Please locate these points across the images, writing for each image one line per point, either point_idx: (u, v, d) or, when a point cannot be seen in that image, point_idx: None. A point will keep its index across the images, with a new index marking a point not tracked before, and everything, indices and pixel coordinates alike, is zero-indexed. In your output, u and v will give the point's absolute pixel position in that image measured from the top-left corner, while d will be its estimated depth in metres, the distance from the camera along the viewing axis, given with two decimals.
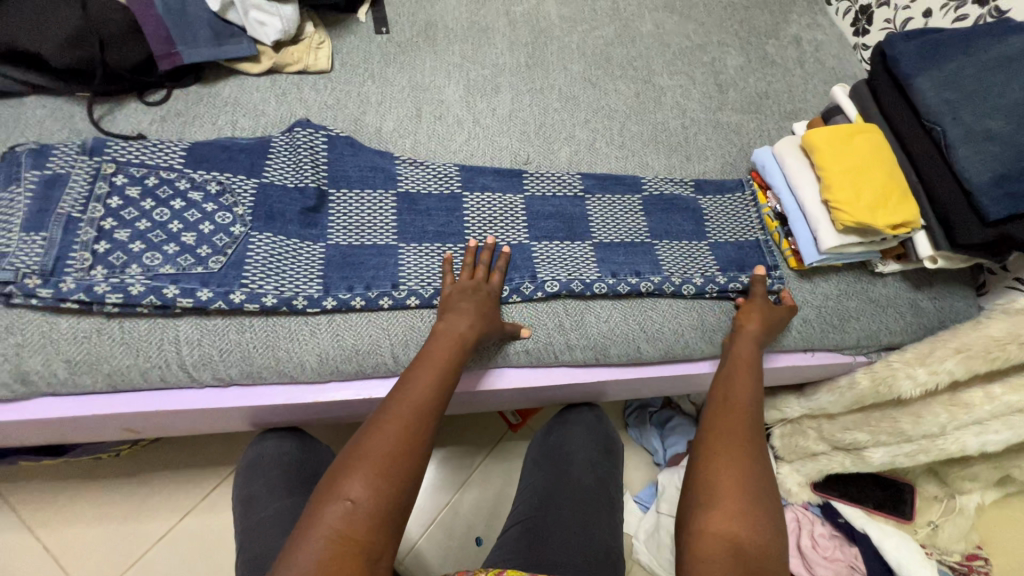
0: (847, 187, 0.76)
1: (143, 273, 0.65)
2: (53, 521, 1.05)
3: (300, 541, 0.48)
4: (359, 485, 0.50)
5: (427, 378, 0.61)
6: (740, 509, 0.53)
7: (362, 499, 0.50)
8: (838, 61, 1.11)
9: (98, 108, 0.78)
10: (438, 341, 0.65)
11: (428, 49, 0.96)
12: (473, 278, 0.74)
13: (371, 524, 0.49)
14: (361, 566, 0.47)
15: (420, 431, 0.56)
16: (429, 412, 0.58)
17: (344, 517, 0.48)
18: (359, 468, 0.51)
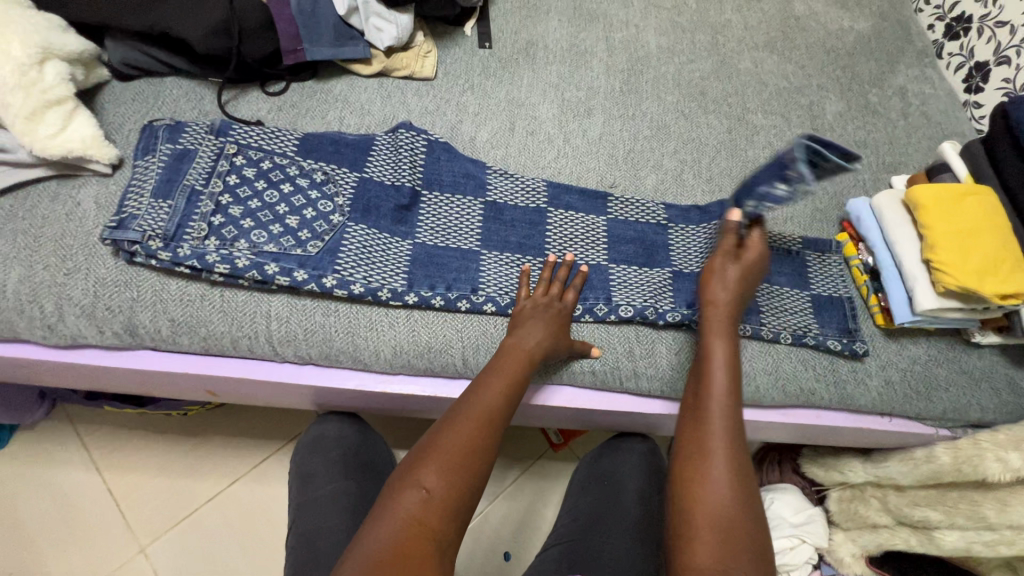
0: (954, 249, 0.72)
1: (250, 249, 0.70)
2: (120, 466, 1.13)
3: (376, 521, 0.50)
4: (434, 476, 0.52)
5: (498, 384, 0.62)
6: (717, 541, 0.52)
7: (436, 490, 0.52)
8: (946, 116, 1.07)
9: (225, 94, 0.85)
10: (509, 350, 0.67)
11: (528, 66, 0.99)
12: (547, 294, 0.74)
13: (443, 515, 0.51)
14: (433, 555, 0.49)
15: (491, 432, 0.58)
16: (500, 416, 0.60)
17: (420, 504, 0.51)
18: (434, 460, 0.53)
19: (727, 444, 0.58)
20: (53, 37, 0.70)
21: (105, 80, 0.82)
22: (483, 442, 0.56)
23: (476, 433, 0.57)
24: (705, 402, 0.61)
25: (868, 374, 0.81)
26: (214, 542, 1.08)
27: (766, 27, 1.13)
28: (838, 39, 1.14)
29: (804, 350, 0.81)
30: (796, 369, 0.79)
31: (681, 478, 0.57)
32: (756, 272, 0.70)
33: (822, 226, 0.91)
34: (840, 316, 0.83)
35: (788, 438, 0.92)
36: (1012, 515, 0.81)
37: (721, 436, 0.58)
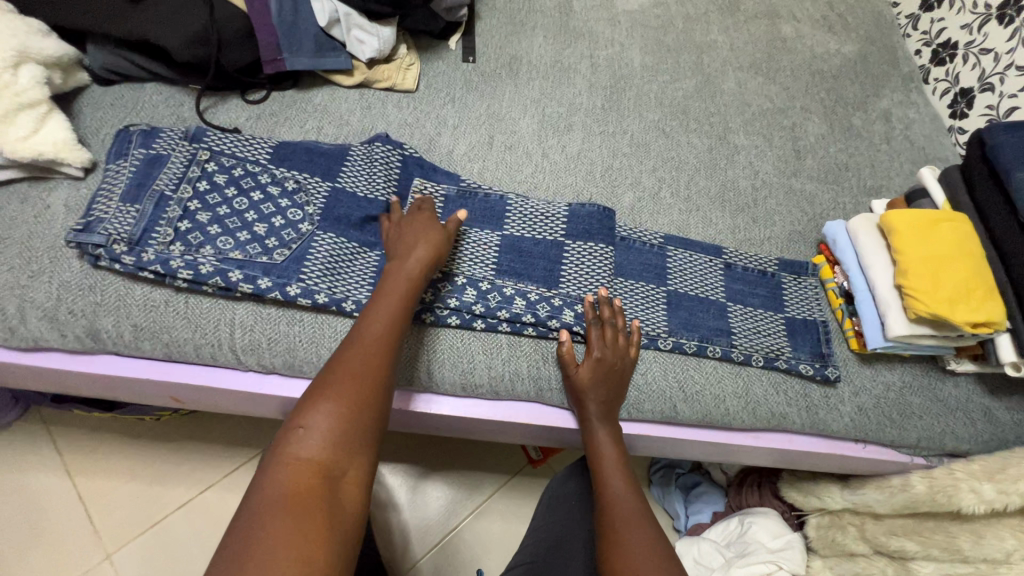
0: (926, 276, 0.71)
1: (215, 255, 0.69)
2: (90, 471, 1.12)
3: (270, 472, 0.49)
4: (318, 413, 0.53)
5: (380, 314, 0.63)
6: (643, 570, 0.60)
7: (319, 424, 0.52)
8: (929, 141, 1.07)
9: (204, 101, 0.86)
10: (390, 280, 0.67)
11: (510, 81, 0.99)
12: (411, 203, 0.73)
13: (331, 445, 0.51)
14: (326, 483, 0.49)
15: (375, 358, 0.59)
16: (379, 342, 0.61)
17: (302, 440, 0.51)
18: (323, 397, 0.54)
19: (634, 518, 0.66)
20: (30, 42, 0.71)
21: (85, 84, 0.83)
22: (370, 366, 0.58)
23: (364, 369, 0.58)
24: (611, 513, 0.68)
25: (841, 400, 0.79)
26: (180, 551, 1.07)
27: (751, 48, 1.13)
28: (823, 62, 1.14)
29: (775, 373, 0.79)
30: (768, 393, 0.78)
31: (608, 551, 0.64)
32: (613, 364, 0.72)
33: (799, 248, 0.91)
34: (813, 340, 0.82)
35: (762, 462, 0.90)
36: (987, 548, 0.81)
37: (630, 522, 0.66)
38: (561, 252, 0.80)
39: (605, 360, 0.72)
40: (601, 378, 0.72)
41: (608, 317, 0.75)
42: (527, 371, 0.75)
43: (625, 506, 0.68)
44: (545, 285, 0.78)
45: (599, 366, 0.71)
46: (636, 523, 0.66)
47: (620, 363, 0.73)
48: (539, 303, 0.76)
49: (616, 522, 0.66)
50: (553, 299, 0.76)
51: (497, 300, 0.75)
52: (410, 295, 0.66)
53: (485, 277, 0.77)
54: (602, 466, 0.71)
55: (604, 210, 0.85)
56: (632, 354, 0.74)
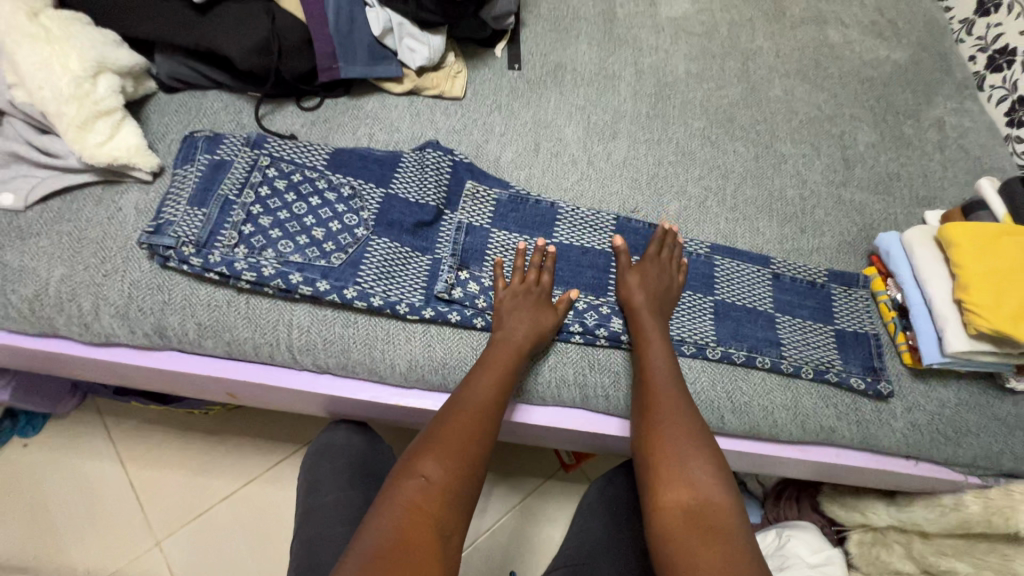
0: (988, 291, 0.69)
1: (276, 258, 0.72)
2: (142, 460, 1.16)
3: (382, 512, 0.54)
4: (431, 466, 0.57)
5: (488, 379, 0.66)
6: (683, 476, 0.60)
7: (434, 477, 0.56)
8: (984, 151, 1.04)
9: (262, 108, 0.89)
10: (498, 346, 0.70)
11: (555, 89, 1.00)
12: (524, 283, 0.76)
13: (441, 500, 0.55)
14: (435, 539, 0.53)
15: (485, 421, 0.63)
16: (490, 409, 0.64)
17: (419, 490, 0.55)
18: (434, 451, 0.58)
19: (677, 415, 0.65)
20: (108, 52, 0.75)
21: (152, 91, 0.86)
22: (476, 426, 0.62)
23: (473, 429, 0.62)
24: (654, 406, 0.67)
25: (893, 415, 0.78)
26: (225, 541, 1.11)
27: (798, 55, 1.12)
28: (873, 69, 1.12)
29: (824, 386, 0.79)
30: (817, 406, 0.77)
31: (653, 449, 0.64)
32: (657, 281, 0.78)
33: (849, 259, 0.89)
34: (865, 355, 0.81)
35: (806, 475, 0.89)
36: None
37: (674, 418, 0.65)
38: (609, 261, 0.82)
39: (659, 268, 0.79)
40: (650, 289, 0.77)
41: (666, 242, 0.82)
42: (573, 377, 0.76)
43: (669, 393, 0.68)
44: (593, 291, 0.80)
45: (648, 275, 0.78)
46: (677, 416, 0.65)
47: (662, 280, 0.78)
48: (587, 311, 0.77)
49: (662, 415, 0.66)
50: (601, 307, 0.78)
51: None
52: (515, 368, 0.69)
53: None
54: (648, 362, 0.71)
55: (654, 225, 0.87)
56: (682, 277, 0.81)
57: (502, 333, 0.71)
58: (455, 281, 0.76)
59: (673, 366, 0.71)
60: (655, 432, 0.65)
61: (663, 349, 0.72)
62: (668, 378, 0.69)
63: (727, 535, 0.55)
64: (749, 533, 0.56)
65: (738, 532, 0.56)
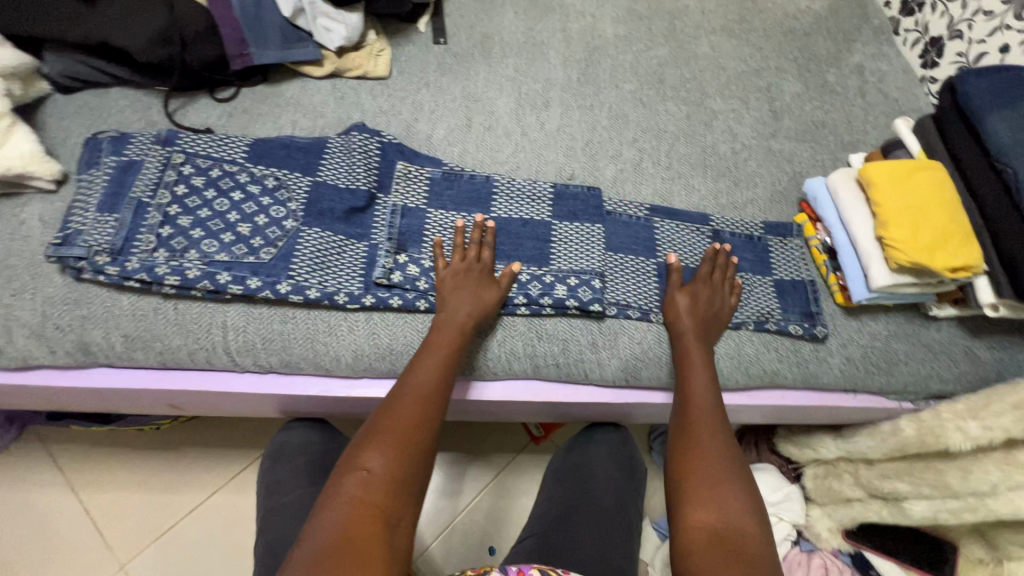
0: (905, 225, 0.73)
1: (200, 259, 0.69)
2: (96, 485, 1.12)
3: (326, 512, 0.52)
4: (372, 457, 0.56)
5: (429, 365, 0.65)
6: (712, 499, 0.57)
7: (377, 468, 0.55)
8: (902, 93, 1.08)
9: (173, 102, 0.84)
10: (442, 328, 0.70)
11: (483, 61, 0.98)
12: (464, 260, 0.74)
13: (386, 490, 0.54)
14: (381, 532, 0.51)
15: (430, 406, 0.62)
16: (434, 392, 0.63)
17: (362, 483, 0.54)
18: (378, 443, 0.57)
19: (714, 439, 0.63)
20: None
21: (46, 93, 0.80)
22: (420, 412, 0.61)
23: (418, 416, 0.60)
24: (691, 428, 0.65)
25: (829, 353, 0.82)
26: (194, 555, 1.08)
27: (723, 11, 1.13)
28: (795, 20, 1.14)
29: (765, 333, 0.81)
30: (759, 352, 0.80)
31: (684, 468, 0.61)
32: (705, 304, 0.77)
33: (782, 207, 0.92)
34: (801, 299, 0.84)
35: (758, 419, 0.93)
36: (974, 482, 0.82)
37: (710, 441, 0.63)
38: (549, 231, 0.81)
39: (710, 291, 0.79)
40: (698, 308, 0.76)
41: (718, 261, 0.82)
42: (523, 350, 0.76)
43: (706, 411, 0.67)
44: (536, 266, 0.79)
45: (696, 298, 0.77)
46: (713, 441, 0.63)
47: (711, 305, 0.78)
48: (531, 283, 0.77)
49: (700, 439, 0.63)
50: (545, 277, 0.78)
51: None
52: (458, 349, 0.68)
53: None
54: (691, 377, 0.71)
55: (592, 190, 0.87)
56: (734, 299, 0.80)
57: (443, 314, 0.70)
58: (393, 265, 0.74)
59: (714, 386, 0.70)
60: (689, 451, 0.63)
61: (707, 374, 0.71)
62: (707, 397, 0.68)
63: (758, 567, 0.52)
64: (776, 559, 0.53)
65: (768, 561, 0.53)
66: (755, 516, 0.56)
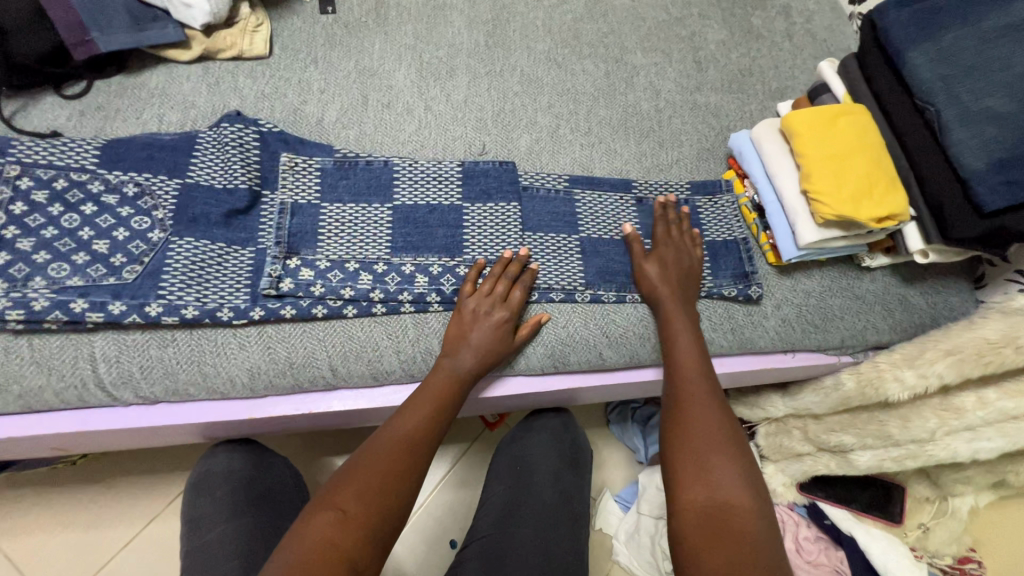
0: (829, 176, 0.68)
1: (49, 287, 0.60)
2: (13, 531, 1.03)
3: (283, 554, 0.47)
4: (352, 497, 0.51)
5: (424, 408, 0.61)
6: (704, 472, 0.54)
7: (353, 511, 0.50)
8: (830, 33, 1.02)
9: (9, 104, 0.72)
10: (439, 370, 0.65)
11: (379, 29, 0.88)
12: (493, 292, 0.69)
13: (358, 537, 0.48)
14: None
15: (414, 455, 0.57)
16: (424, 441, 0.58)
17: (333, 524, 0.48)
18: (355, 484, 0.52)
19: (706, 408, 0.60)
20: None
21: None
22: (410, 459, 0.56)
23: (406, 460, 0.56)
24: (682, 398, 0.62)
25: (765, 315, 0.78)
26: None
27: None
28: None
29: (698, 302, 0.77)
30: None
31: (675, 441, 0.58)
32: (679, 263, 0.74)
33: (710, 166, 0.87)
34: (734, 262, 0.79)
35: None
36: (913, 429, 0.82)
37: (701, 409, 0.60)
38: (460, 215, 0.74)
39: (676, 249, 0.75)
40: (671, 277, 0.73)
41: (673, 219, 0.79)
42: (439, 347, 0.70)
43: (694, 383, 0.63)
44: (446, 256, 0.72)
45: (667, 259, 0.74)
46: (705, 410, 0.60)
47: (682, 265, 0.74)
48: (442, 275, 0.70)
49: (689, 409, 0.60)
50: (458, 268, 0.71)
51: (396, 280, 0.69)
52: (453, 401, 0.63)
53: (380, 258, 0.70)
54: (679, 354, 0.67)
55: (506, 164, 0.80)
56: (698, 252, 0.77)
57: (451, 350, 0.67)
58: (283, 271, 0.66)
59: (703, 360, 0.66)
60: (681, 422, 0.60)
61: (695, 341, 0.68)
62: (697, 373, 0.65)
63: (751, 545, 0.49)
64: (776, 542, 0.49)
65: (761, 543, 0.49)
66: (751, 488, 0.53)
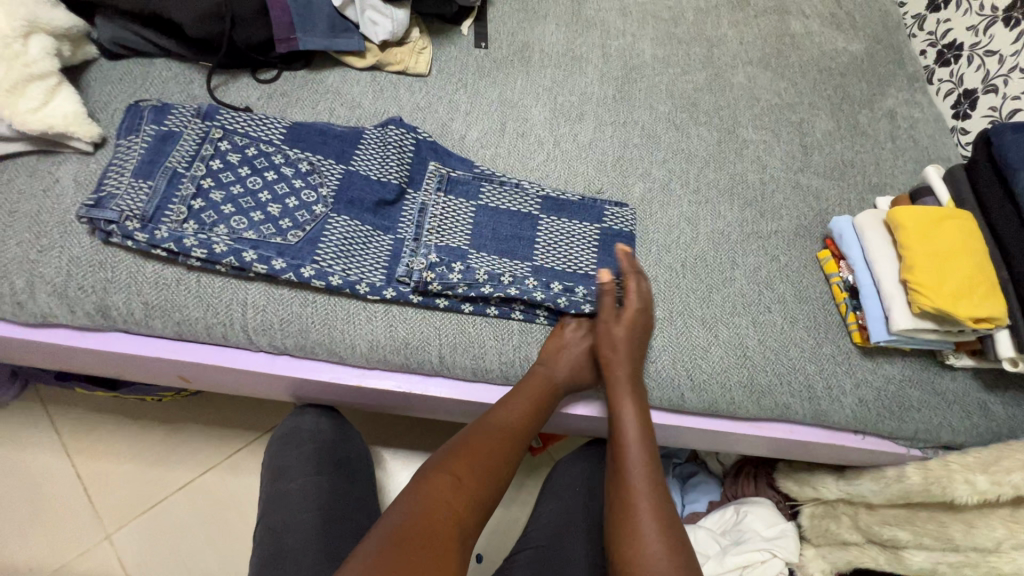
0: (931, 271, 0.73)
1: (228, 235, 0.69)
2: (88, 450, 1.10)
3: (406, 499, 0.55)
4: (462, 467, 0.59)
5: (520, 404, 0.69)
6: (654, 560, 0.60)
7: (465, 482, 0.58)
8: (933, 141, 1.07)
9: (215, 79, 0.85)
10: (535, 376, 0.71)
11: (522, 68, 0.99)
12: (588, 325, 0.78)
13: (468, 503, 0.56)
14: (456, 534, 0.53)
15: (512, 445, 0.65)
16: (519, 436, 0.66)
17: (449, 488, 0.56)
18: (464, 459, 0.60)
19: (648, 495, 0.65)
20: (40, 12, 0.70)
21: (93, 57, 0.82)
22: (504, 446, 0.64)
23: (501, 447, 0.64)
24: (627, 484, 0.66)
25: (843, 391, 0.81)
26: (180, 535, 1.05)
27: (761, 44, 1.13)
28: (831, 59, 1.14)
29: (780, 366, 0.81)
30: (770, 380, 0.80)
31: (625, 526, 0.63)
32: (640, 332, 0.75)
33: (805, 242, 0.92)
34: None
35: (762, 451, 0.92)
36: (978, 537, 0.82)
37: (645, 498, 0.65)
38: (574, 242, 0.81)
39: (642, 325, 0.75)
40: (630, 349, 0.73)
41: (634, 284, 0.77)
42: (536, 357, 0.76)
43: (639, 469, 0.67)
44: (556, 273, 0.78)
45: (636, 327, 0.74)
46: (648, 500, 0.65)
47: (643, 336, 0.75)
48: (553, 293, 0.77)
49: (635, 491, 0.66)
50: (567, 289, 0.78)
51: (507, 281, 0.74)
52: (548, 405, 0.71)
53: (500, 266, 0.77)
54: (628, 474, 0.67)
55: (622, 205, 0.88)
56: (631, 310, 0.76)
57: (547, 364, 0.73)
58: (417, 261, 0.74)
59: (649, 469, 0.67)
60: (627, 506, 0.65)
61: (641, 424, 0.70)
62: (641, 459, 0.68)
63: None
64: None
65: None
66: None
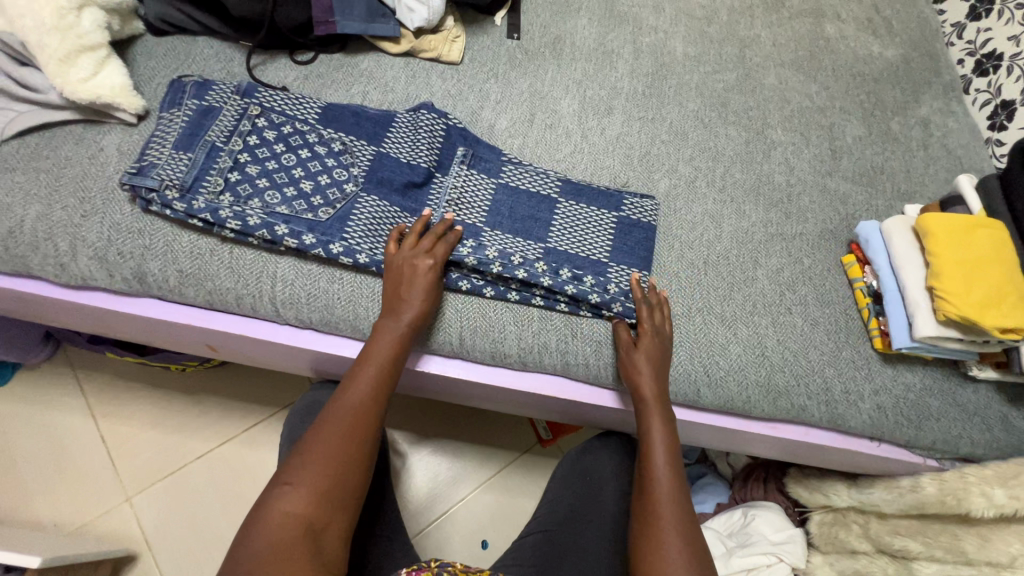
0: (958, 278, 0.72)
1: (262, 209, 0.71)
2: (112, 415, 1.13)
3: (250, 527, 0.53)
4: (297, 471, 0.56)
5: (366, 369, 0.64)
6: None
7: (299, 486, 0.55)
8: (967, 151, 1.06)
9: (255, 58, 0.87)
10: (381, 334, 0.67)
11: (553, 60, 1.00)
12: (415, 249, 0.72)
13: (314, 501, 0.54)
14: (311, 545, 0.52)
15: (365, 419, 0.61)
16: (369, 402, 0.62)
17: (282, 498, 0.54)
18: (303, 462, 0.57)
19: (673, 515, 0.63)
20: None
21: (140, 33, 0.85)
22: (351, 422, 0.60)
23: (350, 423, 0.60)
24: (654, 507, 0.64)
25: (861, 396, 0.80)
26: (197, 501, 1.08)
27: (795, 46, 1.12)
28: (866, 64, 1.13)
29: (797, 367, 0.81)
30: (787, 382, 0.80)
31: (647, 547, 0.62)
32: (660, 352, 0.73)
33: (830, 246, 0.91)
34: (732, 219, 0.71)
35: (774, 454, 0.92)
36: (992, 551, 0.82)
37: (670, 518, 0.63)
38: (597, 233, 0.82)
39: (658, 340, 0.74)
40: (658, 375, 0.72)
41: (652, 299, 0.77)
42: (555, 344, 0.76)
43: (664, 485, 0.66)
44: (578, 262, 0.79)
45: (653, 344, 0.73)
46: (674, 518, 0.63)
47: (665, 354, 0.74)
48: None
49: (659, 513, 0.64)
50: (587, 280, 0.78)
51: (528, 265, 0.75)
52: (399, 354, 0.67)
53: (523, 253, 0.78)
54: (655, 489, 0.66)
55: (647, 199, 0.88)
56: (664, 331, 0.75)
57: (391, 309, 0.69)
58: None
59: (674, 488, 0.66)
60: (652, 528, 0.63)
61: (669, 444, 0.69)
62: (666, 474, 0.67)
63: None
64: None
65: None
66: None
